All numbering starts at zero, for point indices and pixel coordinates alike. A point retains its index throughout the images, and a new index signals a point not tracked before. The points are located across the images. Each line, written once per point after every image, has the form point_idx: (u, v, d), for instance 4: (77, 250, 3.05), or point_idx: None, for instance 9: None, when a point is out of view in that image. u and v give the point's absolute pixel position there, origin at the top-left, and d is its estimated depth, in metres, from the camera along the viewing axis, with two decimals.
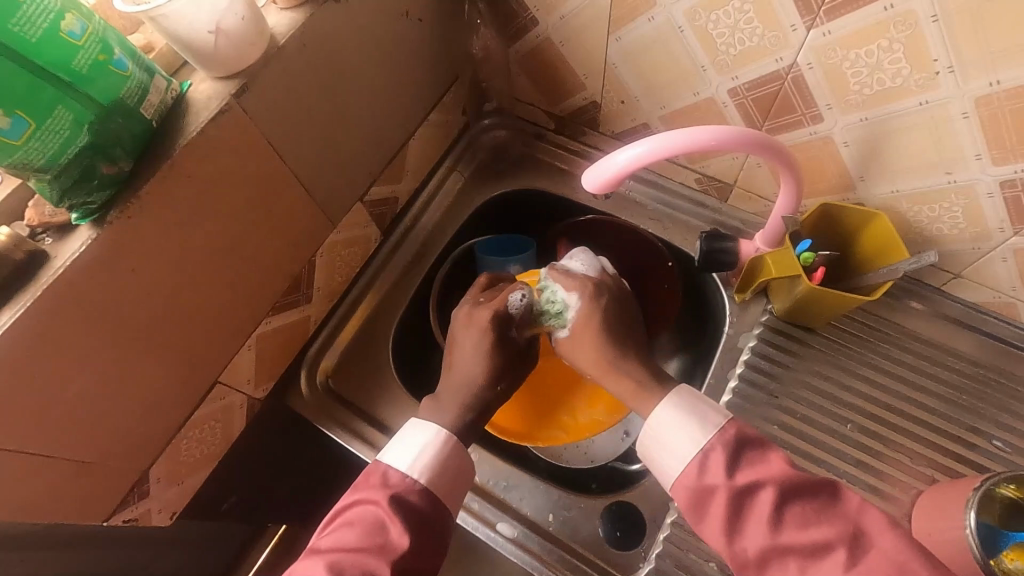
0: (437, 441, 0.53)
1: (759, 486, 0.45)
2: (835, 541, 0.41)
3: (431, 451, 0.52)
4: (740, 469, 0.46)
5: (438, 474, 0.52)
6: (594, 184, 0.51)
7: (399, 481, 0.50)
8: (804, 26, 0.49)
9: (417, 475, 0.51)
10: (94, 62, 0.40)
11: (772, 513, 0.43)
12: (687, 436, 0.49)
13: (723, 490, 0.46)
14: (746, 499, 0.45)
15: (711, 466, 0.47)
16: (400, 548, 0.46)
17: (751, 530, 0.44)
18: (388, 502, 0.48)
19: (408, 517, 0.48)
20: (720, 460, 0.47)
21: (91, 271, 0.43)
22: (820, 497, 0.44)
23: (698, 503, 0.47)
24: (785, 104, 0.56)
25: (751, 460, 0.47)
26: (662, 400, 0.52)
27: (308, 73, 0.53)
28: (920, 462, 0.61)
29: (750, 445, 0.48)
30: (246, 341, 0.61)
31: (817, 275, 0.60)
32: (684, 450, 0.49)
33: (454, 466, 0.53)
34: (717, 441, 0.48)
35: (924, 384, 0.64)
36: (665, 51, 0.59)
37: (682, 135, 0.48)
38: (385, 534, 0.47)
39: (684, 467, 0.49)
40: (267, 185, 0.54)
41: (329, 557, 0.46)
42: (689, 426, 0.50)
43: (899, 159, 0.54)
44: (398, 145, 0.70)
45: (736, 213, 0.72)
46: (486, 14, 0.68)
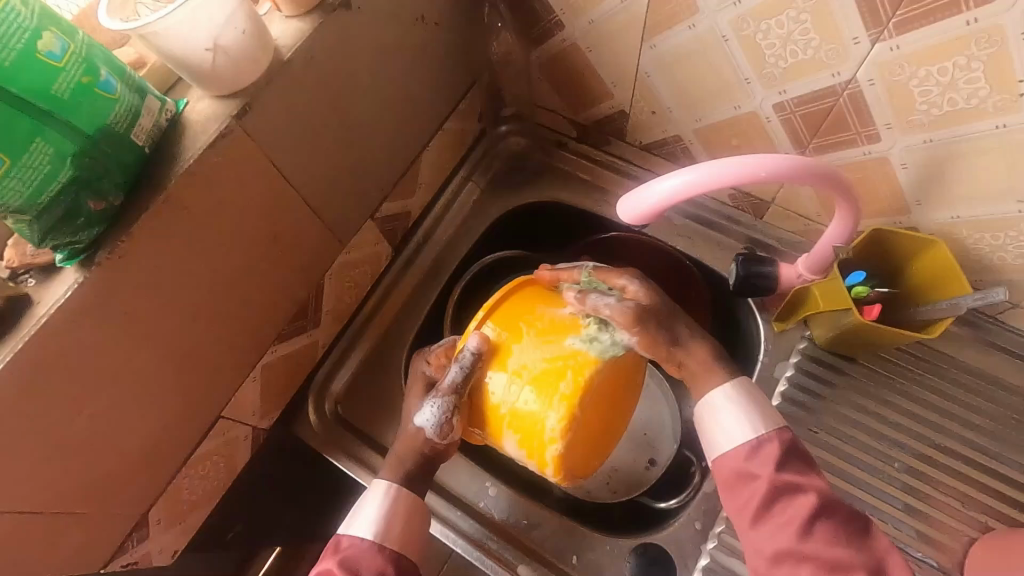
0: (380, 497, 0.52)
1: (803, 490, 0.46)
2: (852, 566, 0.43)
3: (378, 508, 0.51)
4: (786, 469, 0.47)
5: (392, 526, 0.51)
6: (627, 215, 0.47)
7: (351, 549, 0.49)
8: (869, 39, 0.44)
9: (367, 535, 0.50)
10: (77, 84, 0.35)
11: (805, 520, 0.44)
12: (739, 425, 0.49)
13: (763, 482, 0.47)
14: (784, 500, 0.46)
15: (765, 454, 0.48)
16: None
17: (776, 531, 0.45)
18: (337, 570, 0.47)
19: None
20: (774, 454, 0.47)
21: (78, 317, 0.39)
22: (852, 526, 0.45)
23: (735, 483, 0.48)
24: (837, 121, 0.51)
25: (801, 468, 0.48)
26: (723, 383, 0.51)
27: (315, 88, 0.48)
28: (972, 506, 0.56)
29: (800, 453, 0.49)
30: (251, 372, 0.57)
31: (872, 310, 0.55)
32: (736, 436, 0.49)
33: (404, 513, 0.52)
34: (774, 436, 0.48)
35: (976, 420, 0.59)
36: (705, 60, 0.54)
37: (729, 167, 0.43)
38: None
39: (729, 449, 0.49)
40: (272, 211, 0.50)
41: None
42: (745, 417, 0.49)
43: (964, 184, 0.50)
44: (411, 157, 0.65)
45: (772, 231, 0.67)
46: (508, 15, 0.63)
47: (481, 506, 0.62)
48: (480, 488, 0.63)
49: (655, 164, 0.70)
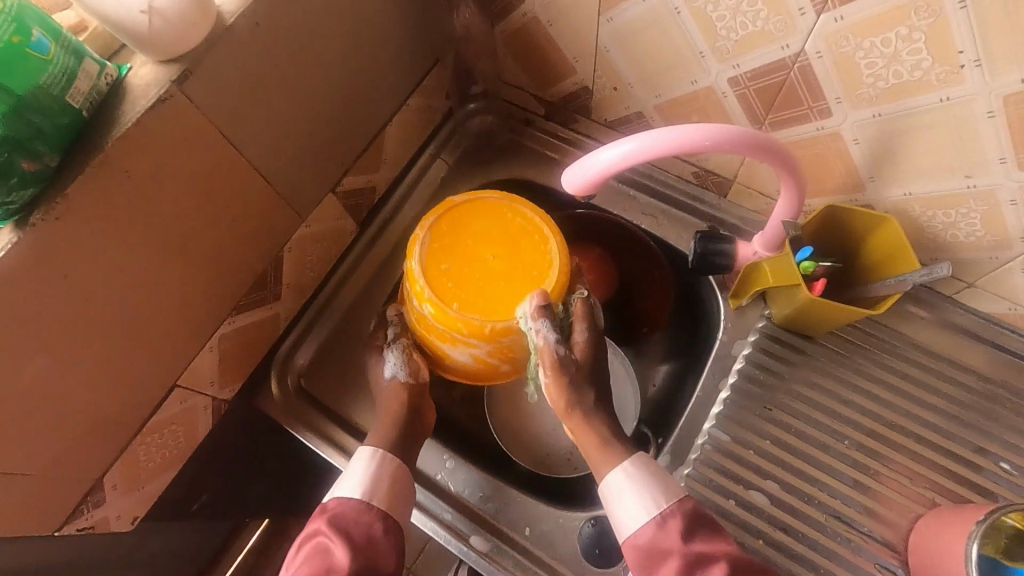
0: (365, 460, 0.54)
1: (714, 558, 0.46)
2: None
3: (365, 470, 0.53)
4: (695, 540, 0.48)
5: (381, 487, 0.53)
6: (571, 185, 0.47)
7: (339, 508, 0.50)
8: (814, 9, 0.44)
9: (355, 495, 0.51)
10: (7, 43, 0.35)
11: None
12: (640, 506, 0.50)
13: (678, 557, 0.47)
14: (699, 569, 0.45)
15: (669, 531, 0.48)
16: (342, 567, 0.46)
17: None
18: (327, 528, 0.48)
19: (350, 540, 0.48)
20: (678, 529, 0.48)
21: (17, 278, 0.39)
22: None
23: (647, 563, 0.48)
24: (789, 96, 0.51)
25: (707, 538, 0.48)
26: (620, 462, 0.52)
27: (264, 57, 0.48)
28: (921, 483, 0.56)
29: (708, 525, 0.50)
30: (207, 342, 0.58)
31: (818, 286, 0.56)
32: (639, 515, 0.50)
33: (393, 478, 0.53)
34: (676, 510, 0.50)
35: (930, 399, 0.59)
36: (660, 33, 0.53)
37: (666, 133, 0.43)
38: (331, 556, 0.47)
39: (636, 529, 0.49)
40: (222, 180, 0.50)
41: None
42: (643, 494, 0.50)
43: (913, 160, 0.49)
44: (373, 131, 0.65)
45: (735, 209, 0.67)
46: None
47: (438, 478, 0.63)
48: (438, 461, 0.64)
49: (619, 143, 0.69)
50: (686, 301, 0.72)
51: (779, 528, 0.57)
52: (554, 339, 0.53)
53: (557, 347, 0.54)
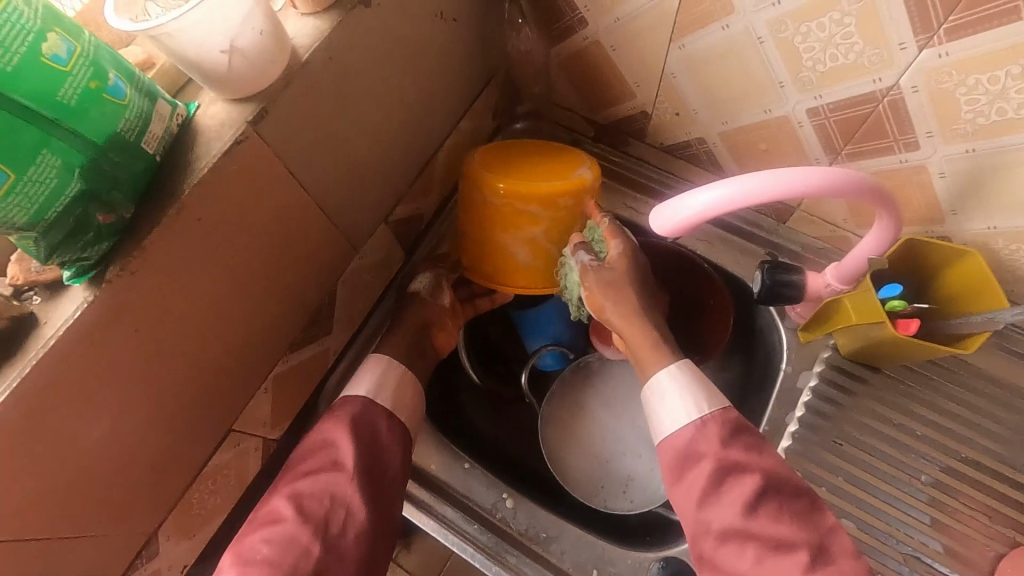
0: (374, 365, 0.58)
1: (748, 470, 0.48)
2: (798, 543, 0.45)
3: (373, 373, 0.57)
4: (732, 446, 0.50)
5: (380, 393, 0.56)
6: (661, 228, 0.46)
7: (345, 408, 0.54)
8: (917, 44, 0.42)
9: (363, 396, 0.55)
10: (84, 89, 0.33)
11: (749, 499, 0.47)
12: (682, 403, 0.53)
13: (711, 457, 0.49)
14: (732, 478, 0.48)
15: (708, 434, 0.51)
16: (345, 471, 0.50)
17: (725, 505, 0.48)
18: (336, 432, 0.52)
19: (359, 442, 0.52)
20: (717, 433, 0.50)
21: (90, 338, 0.37)
22: (798, 505, 0.48)
23: (682, 466, 0.51)
24: (875, 128, 0.50)
25: (747, 444, 0.50)
26: (669, 363, 0.55)
27: (334, 90, 0.46)
28: (1000, 520, 0.55)
29: (748, 429, 0.51)
30: (262, 383, 0.55)
31: (909, 324, 0.54)
32: (680, 416, 0.52)
33: (394, 387, 0.57)
34: (718, 415, 0.52)
35: (1004, 432, 0.58)
36: (738, 62, 0.52)
37: (765, 179, 0.42)
38: (335, 457, 0.51)
39: (675, 427, 0.53)
40: (287, 219, 0.48)
41: (290, 489, 0.50)
42: (685, 396, 0.53)
43: (1004, 195, 0.48)
44: (425, 157, 0.63)
45: (795, 236, 0.65)
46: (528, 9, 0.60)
47: (498, 518, 0.61)
48: (497, 499, 0.62)
49: (674, 167, 0.68)
50: (746, 333, 0.72)
51: None
52: (587, 262, 0.55)
53: (592, 264, 0.55)
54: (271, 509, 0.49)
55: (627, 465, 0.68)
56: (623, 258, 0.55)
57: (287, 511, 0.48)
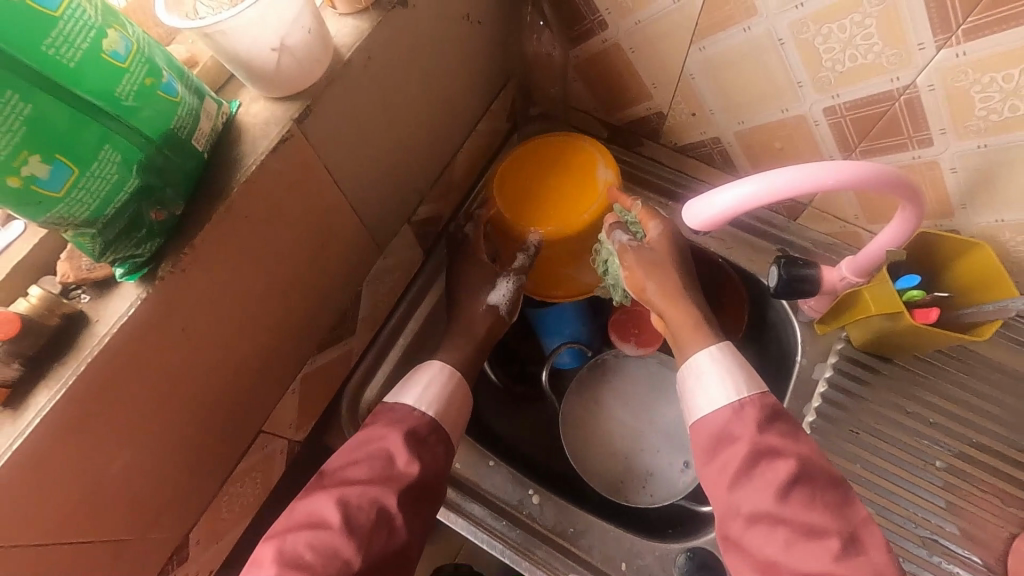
0: (438, 379, 0.58)
1: (782, 455, 0.46)
2: (830, 531, 0.43)
3: (437, 388, 0.57)
4: (769, 431, 0.48)
5: (441, 405, 0.56)
6: (693, 221, 0.47)
7: (407, 417, 0.54)
8: (935, 45, 0.44)
9: (424, 409, 0.55)
10: (140, 87, 0.33)
11: (783, 483, 0.45)
12: (722, 388, 0.52)
13: (745, 441, 0.48)
14: (765, 464, 0.46)
15: (744, 418, 0.49)
16: (404, 476, 0.50)
17: (757, 491, 0.46)
18: (392, 436, 0.52)
19: (412, 446, 0.52)
20: (754, 417, 0.49)
21: (140, 335, 0.37)
22: (830, 496, 0.45)
23: (715, 447, 0.50)
24: (890, 125, 0.52)
25: (785, 430, 0.48)
26: (708, 348, 0.54)
27: (371, 91, 0.46)
28: (1012, 503, 0.58)
29: (783, 416, 0.49)
30: (291, 384, 0.55)
31: (930, 314, 0.54)
32: (718, 399, 0.51)
33: (454, 399, 0.58)
34: (755, 399, 0.50)
35: (1012, 418, 0.60)
36: (758, 63, 0.53)
37: (795, 173, 0.43)
38: (392, 464, 0.50)
39: (712, 410, 0.51)
40: (322, 218, 0.48)
41: (338, 492, 0.48)
42: (724, 381, 0.52)
43: (1012, 189, 0.50)
44: (447, 158, 0.64)
45: (805, 233, 0.67)
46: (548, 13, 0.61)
47: (525, 514, 0.61)
48: (523, 495, 0.62)
49: (688, 166, 0.69)
50: (758, 327, 0.74)
51: None
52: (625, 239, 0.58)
53: (631, 243, 0.58)
54: (314, 508, 0.47)
55: (646, 459, 0.69)
56: (663, 238, 0.58)
57: (331, 514, 0.46)
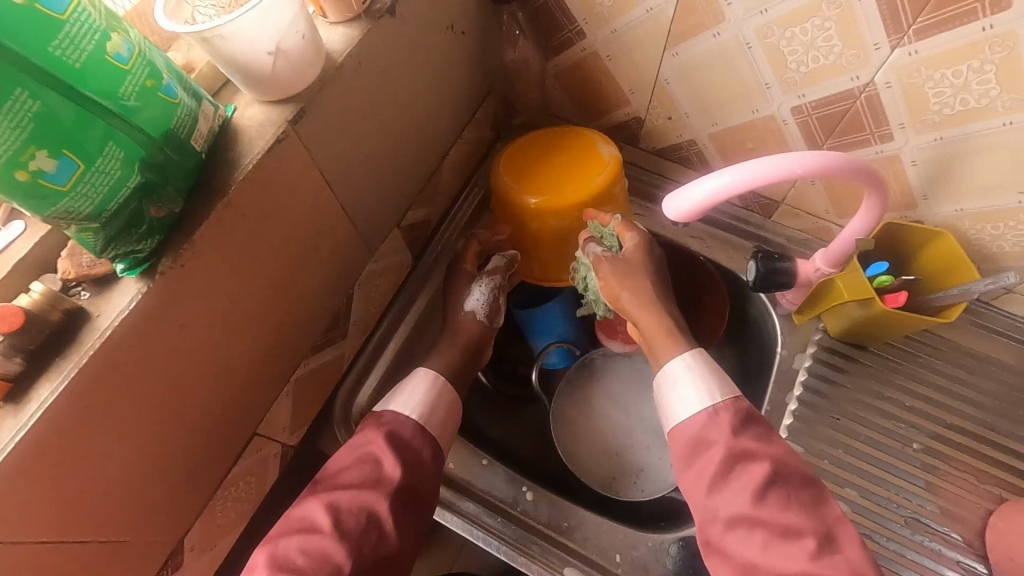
0: (421, 383, 0.58)
1: (756, 458, 0.47)
2: (806, 531, 0.44)
3: (420, 392, 0.57)
4: (743, 436, 0.49)
5: (429, 410, 0.57)
6: (673, 212, 0.49)
7: (396, 424, 0.55)
8: (889, 44, 0.47)
9: (408, 413, 0.56)
10: (142, 87, 0.34)
11: (759, 485, 0.46)
12: (696, 393, 0.53)
13: (720, 446, 0.49)
14: (739, 468, 0.47)
15: (719, 423, 0.50)
16: (393, 482, 0.50)
17: (734, 494, 0.46)
18: (381, 441, 0.52)
19: (401, 455, 0.52)
20: (729, 421, 0.50)
21: (139, 330, 0.37)
22: (806, 495, 0.46)
23: (692, 454, 0.50)
24: (853, 122, 0.55)
25: (760, 435, 0.49)
26: (683, 354, 0.55)
27: (361, 95, 0.48)
28: (987, 480, 0.60)
29: (758, 421, 0.51)
30: (285, 386, 0.56)
31: (896, 298, 0.58)
32: (693, 404, 0.52)
33: (441, 404, 0.58)
34: (729, 404, 0.51)
35: (983, 399, 0.63)
36: (728, 67, 0.56)
37: (758, 165, 0.46)
38: (381, 469, 0.51)
39: (688, 416, 0.52)
40: (316, 220, 0.49)
41: (328, 497, 0.49)
42: (698, 386, 0.53)
43: (969, 178, 0.54)
44: (435, 164, 0.66)
45: (781, 230, 0.70)
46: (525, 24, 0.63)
47: (519, 512, 0.62)
48: (517, 492, 0.63)
49: (667, 169, 0.72)
50: (740, 324, 0.76)
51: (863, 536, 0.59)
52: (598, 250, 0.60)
53: (605, 253, 0.60)
54: (305, 512, 0.49)
55: (636, 455, 0.70)
56: (640, 249, 0.61)
57: (320, 518, 0.48)
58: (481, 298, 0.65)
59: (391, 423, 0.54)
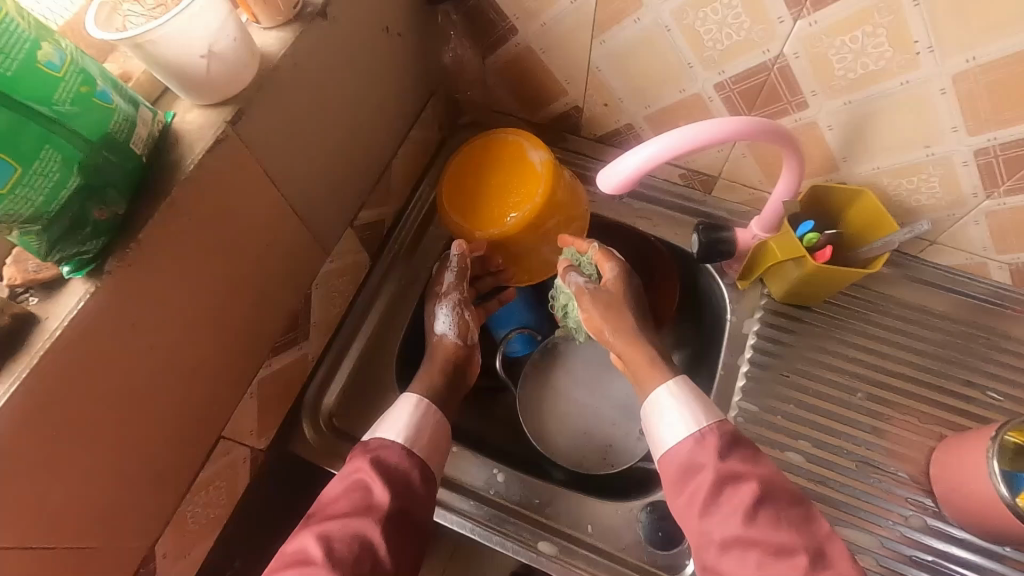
0: (406, 408, 0.58)
1: (745, 479, 0.48)
2: (796, 548, 0.45)
3: (405, 417, 0.58)
4: (730, 458, 0.50)
5: (417, 435, 0.57)
6: (608, 185, 0.52)
7: (384, 450, 0.55)
8: (791, 17, 0.51)
9: (396, 440, 0.56)
10: (77, 94, 0.35)
11: (749, 505, 0.47)
12: (681, 419, 0.54)
13: (709, 470, 0.50)
14: (729, 489, 0.48)
15: (706, 446, 0.51)
16: (382, 508, 0.51)
17: (725, 516, 0.47)
18: (369, 469, 0.53)
19: (391, 483, 0.53)
20: (716, 445, 0.51)
21: (90, 329, 0.38)
22: (793, 510, 0.48)
23: (682, 478, 0.51)
24: (771, 93, 0.59)
25: (746, 455, 0.51)
26: (667, 380, 0.57)
27: (300, 96, 0.50)
28: (929, 420, 0.64)
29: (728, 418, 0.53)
30: (248, 388, 0.57)
31: (824, 252, 0.62)
32: (679, 429, 0.54)
33: (430, 429, 0.58)
34: (714, 428, 0.53)
35: (920, 346, 0.67)
36: (652, 51, 0.60)
37: (686, 133, 0.49)
38: (371, 495, 0.52)
39: (676, 444, 0.53)
40: (264, 219, 0.51)
41: (319, 528, 0.50)
42: (684, 413, 0.54)
43: (880, 138, 0.58)
44: (383, 164, 0.67)
45: (722, 204, 0.74)
46: (459, 24, 0.66)
47: (492, 493, 0.63)
48: (488, 474, 0.64)
49: (610, 155, 0.75)
50: (693, 297, 0.79)
51: (819, 480, 0.62)
52: (581, 282, 0.63)
53: (588, 286, 0.63)
54: (299, 542, 0.49)
55: (604, 432, 0.72)
56: (617, 280, 0.64)
57: (313, 549, 0.48)
58: (448, 319, 0.67)
59: (376, 450, 0.55)
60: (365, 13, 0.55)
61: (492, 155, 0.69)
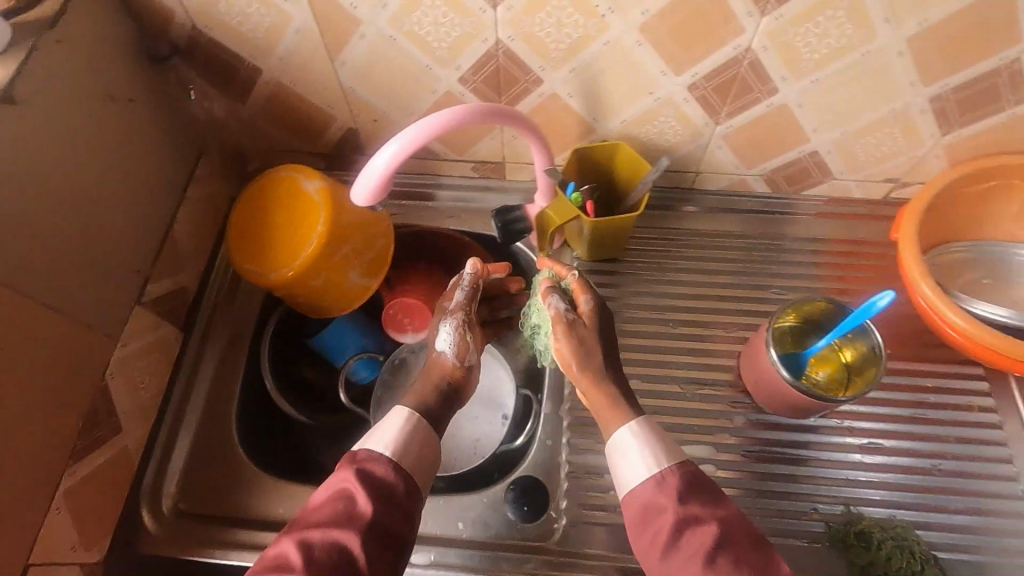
0: (398, 420, 0.58)
1: (705, 521, 0.51)
2: None
3: (398, 427, 0.57)
4: (690, 501, 0.52)
5: (409, 444, 0.57)
6: (365, 194, 0.58)
7: (371, 460, 0.54)
8: (490, 6, 0.58)
9: (384, 451, 0.55)
10: None
11: (707, 550, 0.49)
12: (643, 462, 0.56)
13: (670, 514, 0.52)
14: (688, 531, 0.51)
15: (666, 487, 0.54)
16: (364, 517, 0.50)
17: (685, 564, 0.49)
18: (354, 476, 0.52)
19: (372, 489, 0.52)
20: (675, 488, 0.53)
21: None
22: (753, 551, 0.50)
23: (644, 519, 0.53)
24: (509, 76, 0.65)
25: (706, 498, 0.53)
26: (631, 423, 0.59)
27: (46, 192, 0.57)
28: (734, 326, 0.75)
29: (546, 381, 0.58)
30: (52, 502, 0.57)
31: (590, 208, 0.69)
32: (642, 473, 0.56)
33: (420, 439, 0.57)
34: (673, 471, 0.55)
35: (714, 266, 0.79)
36: (394, 62, 0.65)
37: (417, 127, 0.55)
38: (354, 503, 0.51)
39: (640, 486, 0.55)
40: (31, 322, 0.54)
41: (300, 535, 0.49)
42: (645, 454, 0.56)
43: (608, 95, 0.66)
44: (162, 227, 0.72)
45: (517, 185, 0.82)
46: (201, 82, 0.73)
47: None
48: None
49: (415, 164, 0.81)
50: None
51: (646, 412, 0.71)
52: (561, 306, 0.63)
53: (566, 312, 0.64)
54: (331, 535, 0.49)
55: (472, 429, 0.80)
56: (593, 311, 0.64)
57: (292, 556, 0.48)
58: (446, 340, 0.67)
59: (366, 459, 0.54)
60: (76, 100, 0.60)
61: (267, 198, 0.73)
